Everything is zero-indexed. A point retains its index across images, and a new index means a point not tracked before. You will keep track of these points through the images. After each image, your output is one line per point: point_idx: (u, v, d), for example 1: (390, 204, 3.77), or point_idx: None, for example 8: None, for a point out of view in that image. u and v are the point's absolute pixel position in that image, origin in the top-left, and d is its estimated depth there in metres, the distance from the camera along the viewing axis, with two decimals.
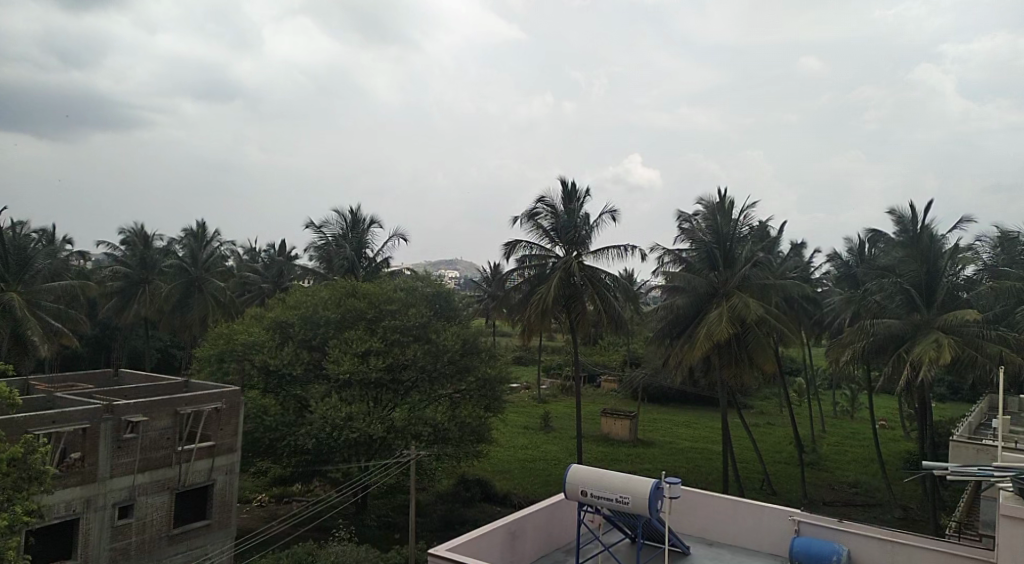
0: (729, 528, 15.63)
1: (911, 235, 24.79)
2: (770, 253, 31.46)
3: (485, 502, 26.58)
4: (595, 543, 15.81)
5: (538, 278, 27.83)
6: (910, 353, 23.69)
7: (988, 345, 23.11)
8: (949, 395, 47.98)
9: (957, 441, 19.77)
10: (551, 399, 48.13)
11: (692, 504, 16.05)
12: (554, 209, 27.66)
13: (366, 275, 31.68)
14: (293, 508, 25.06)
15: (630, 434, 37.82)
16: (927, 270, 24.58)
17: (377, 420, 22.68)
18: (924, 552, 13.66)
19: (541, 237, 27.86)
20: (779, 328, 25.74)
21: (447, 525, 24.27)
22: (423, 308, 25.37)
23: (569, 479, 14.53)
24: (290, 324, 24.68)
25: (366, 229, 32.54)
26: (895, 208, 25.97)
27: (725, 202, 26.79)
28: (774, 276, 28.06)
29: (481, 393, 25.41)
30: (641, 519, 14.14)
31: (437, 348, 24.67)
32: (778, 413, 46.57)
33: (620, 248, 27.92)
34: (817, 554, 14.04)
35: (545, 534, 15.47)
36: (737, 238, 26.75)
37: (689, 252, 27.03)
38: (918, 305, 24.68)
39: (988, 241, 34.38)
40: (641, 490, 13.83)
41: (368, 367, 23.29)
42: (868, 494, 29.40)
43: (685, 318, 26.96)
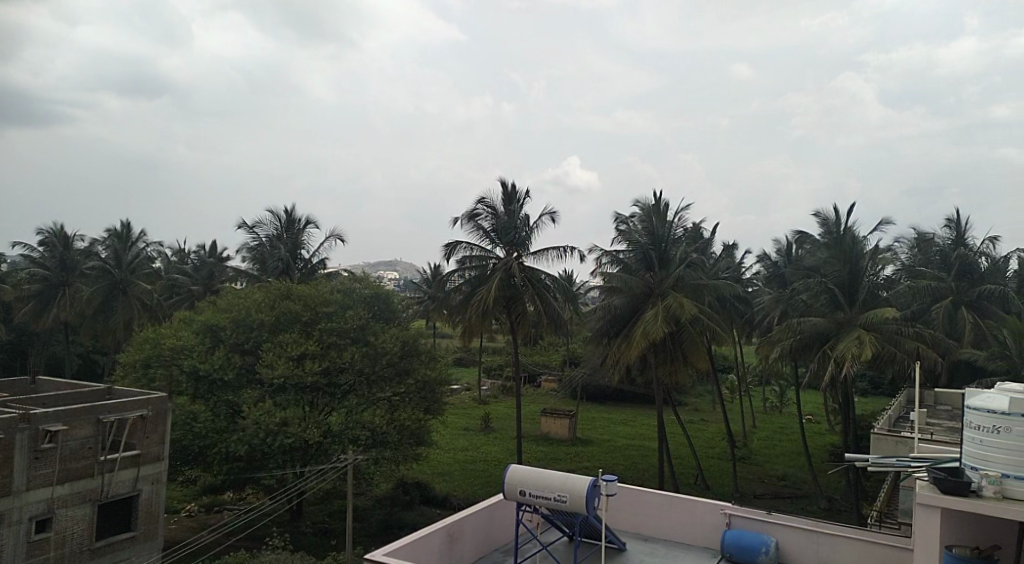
0: (663, 523, 15.93)
1: (835, 236, 25.80)
2: (703, 254, 32.22)
3: (424, 505, 26.46)
4: (533, 542, 15.95)
5: (477, 280, 27.82)
6: (834, 349, 24.54)
7: (905, 341, 24.23)
8: (870, 390, 50.03)
9: (877, 433, 20.69)
10: (492, 400, 48.21)
11: (628, 502, 16.31)
12: (494, 210, 27.68)
13: (301, 277, 31.14)
14: (224, 517, 24.40)
15: (569, 434, 38.17)
16: (849, 270, 25.59)
17: (312, 425, 22.31)
18: (846, 540, 14.20)
19: (481, 239, 27.84)
20: (713, 328, 26.38)
21: (385, 529, 24.07)
22: (360, 311, 25.09)
23: (508, 479, 14.58)
24: (221, 328, 24.04)
25: (301, 229, 31.96)
26: (821, 210, 26.98)
27: (660, 204, 27.31)
28: (707, 276, 28.74)
29: (419, 396, 25.33)
30: (579, 517, 14.28)
31: (375, 351, 24.42)
32: (711, 410, 47.76)
33: (559, 250, 28.18)
34: (747, 546, 14.48)
35: (483, 536, 15.47)
36: (673, 239, 27.31)
37: (626, 254, 27.48)
38: (841, 303, 25.59)
39: (906, 242, 35.98)
40: (579, 489, 13.98)
41: (303, 371, 22.90)
42: (796, 487, 30.38)
43: (622, 318, 27.32)
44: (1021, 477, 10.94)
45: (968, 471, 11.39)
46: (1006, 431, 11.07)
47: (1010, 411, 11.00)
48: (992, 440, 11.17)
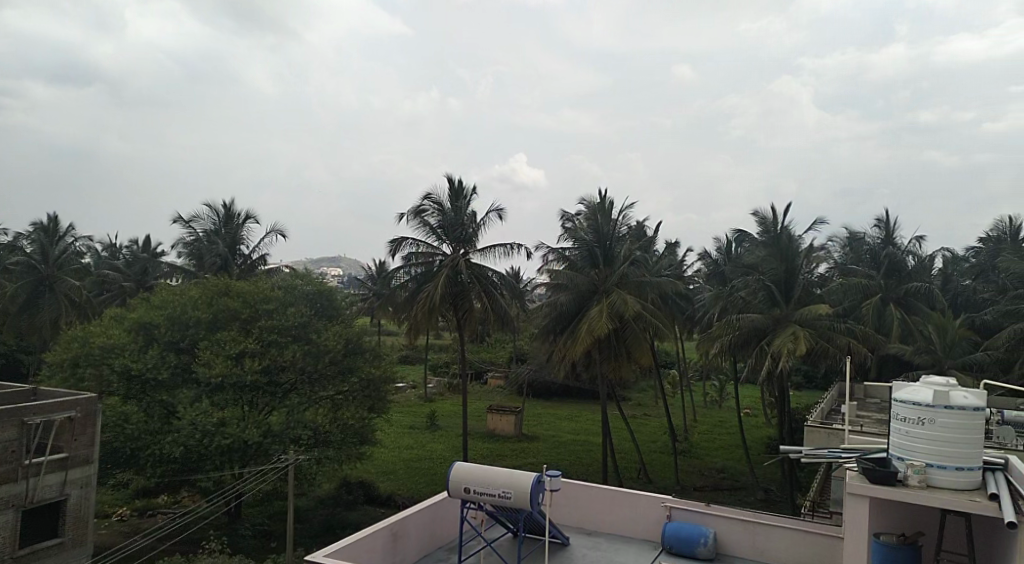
0: (605, 516, 16.12)
1: (772, 235, 26.56)
2: (647, 252, 32.70)
3: (368, 504, 26.20)
4: (477, 539, 15.95)
5: (424, 276, 27.63)
6: (771, 345, 25.18)
7: (837, 337, 25.09)
8: (804, 384, 51.67)
9: (811, 425, 21.33)
10: (438, 398, 47.96)
11: (573, 497, 16.43)
12: (441, 206, 27.53)
13: (239, 273, 30.45)
14: (157, 520, 23.68)
15: (514, 430, 38.25)
16: (785, 268, 26.34)
17: (252, 425, 21.82)
18: (780, 530, 14.59)
19: (427, 235, 27.66)
20: (656, 324, 26.80)
21: (328, 529, 23.77)
22: (303, 308, 24.69)
23: (453, 477, 14.53)
24: (156, 325, 23.33)
25: (240, 224, 31.26)
26: (759, 210, 27.72)
27: (606, 203, 27.59)
28: (651, 273, 29.17)
29: (362, 394, 25.12)
30: (523, 513, 14.34)
31: (317, 349, 24.06)
32: (654, 405, 48.56)
33: (506, 247, 28.22)
34: (686, 538, 14.74)
35: (427, 534, 15.40)
36: (617, 237, 27.62)
37: (572, 251, 27.72)
38: (777, 300, 26.29)
39: (838, 241, 37.25)
40: (523, 485, 14.06)
41: (242, 370, 22.37)
42: (734, 479, 31.10)
43: (568, 316, 27.50)
44: (944, 466, 11.39)
45: (894, 462, 11.82)
46: (929, 423, 11.54)
47: (934, 402, 11.50)
48: (917, 431, 11.63)
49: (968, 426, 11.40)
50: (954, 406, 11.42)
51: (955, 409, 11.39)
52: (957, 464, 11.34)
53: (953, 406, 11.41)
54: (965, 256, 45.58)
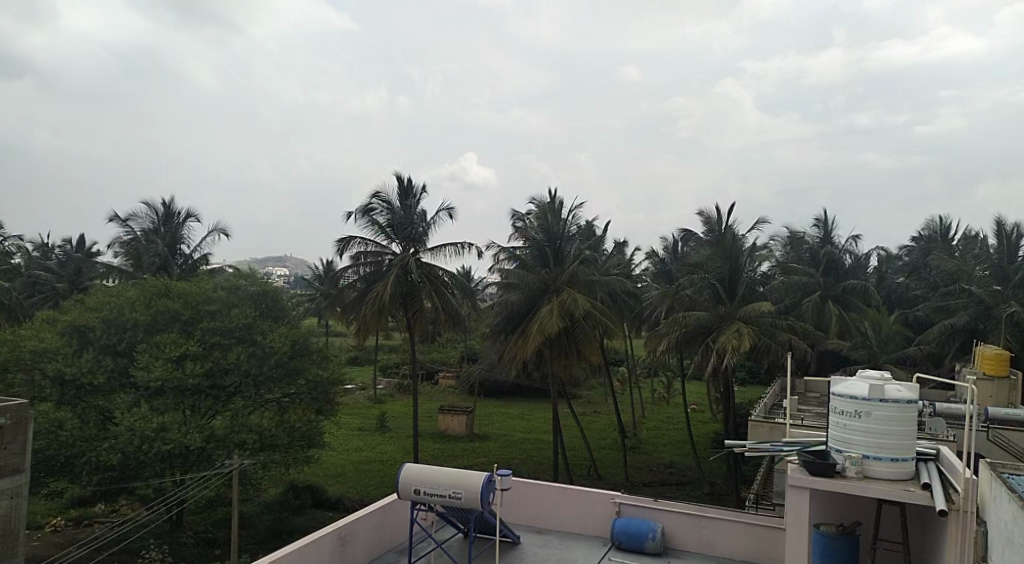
0: (556, 514, 16.21)
1: (717, 235, 27.09)
2: (596, 251, 32.98)
3: (316, 508, 25.81)
4: (428, 541, 15.88)
5: (373, 276, 27.35)
6: (716, 342, 25.61)
7: (779, 333, 25.70)
8: (749, 379, 52.88)
9: (755, 419, 21.82)
10: (387, 399, 47.56)
11: (524, 495, 16.46)
12: (390, 205, 27.28)
13: (180, 273, 29.68)
14: (94, 530, 22.93)
15: (465, 430, 38.18)
16: (730, 266, 26.88)
17: (194, 430, 21.30)
18: (727, 524, 14.86)
19: (376, 234, 27.38)
20: (605, 322, 27.04)
21: (274, 534, 23.34)
22: (247, 309, 24.23)
23: (402, 479, 14.42)
24: (91, 328, 22.58)
25: (180, 223, 30.49)
26: (704, 210, 28.23)
27: (555, 202, 27.74)
28: (600, 272, 29.43)
29: (310, 397, 24.77)
30: (474, 513, 14.31)
31: (262, 351, 23.64)
32: (604, 402, 49.05)
33: (457, 246, 28.14)
34: (635, 533, 14.93)
35: (376, 537, 15.26)
36: (567, 236, 27.81)
37: (522, 250, 27.77)
38: (722, 298, 26.81)
39: (779, 240, 37.68)
40: (474, 485, 14.04)
41: (183, 374, 21.78)
42: (682, 474, 31.60)
43: (519, 315, 27.55)
44: (880, 458, 11.75)
45: (833, 454, 12.12)
46: (865, 416, 11.90)
47: (870, 396, 11.86)
48: (854, 424, 11.98)
49: (901, 418, 11.79)
50: (888, 399, 11.79)
51: (889, 402, 11.76)
52: (892, 456, 11.71)
53: (887, 399, 11.79)
54: (899, 255, 47.20)
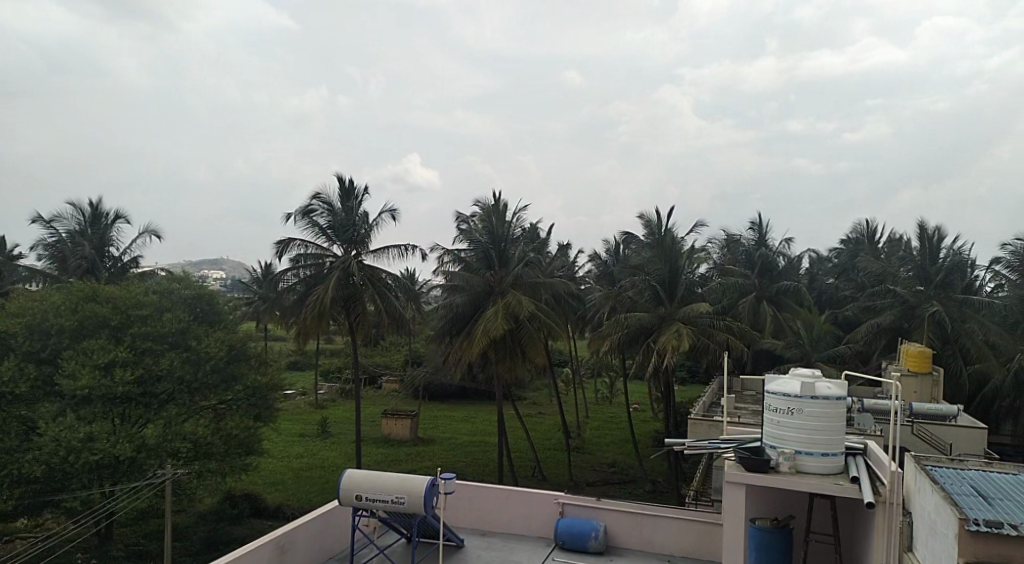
0: (500, 516, 16.20)
1: (658, 237, 27.54)
2: (540, 253, 33.16)
3: (255, 517, 25.23)
4: (370, 547, 15.69)
5: (313, 279, 26.88)
6: (656, 342, 26.01)
7: (717, 333, 26.29)
8: (689, 378, 53.94)
9: (694, 418, 22.21)
10: (329, 404, 46.83)
11: (469, 499, 16.40)
12: (331, 206, 26.87)
13: (109, 277, 28.67)
14: (16, 546, 21.91)
15: (409, 434, 37.87)
16: (670, 268, 27.35)
17: (124, 439, 20.57)
18: (667, 520, 15.08)
19: (316, 236, 26.91)
20: (549, 324, 27.16)
21: (210, 546, 22.73)
22: (180, 314, 23.56)
23: (343, 485, 14.19)
24: (12, 335, 21.58)
25: (108, 225, 29.48)
26: (645, 212, 28.64)
27: (499, 205, 27.74)
28: (544, 274, 29.55)
29: (247, 403, 24.20)
30: (417, 518, 14.17)
31: (197, 356, 23.08)
32: (548, 403, 49.34)
33: (400, 248, 27.90)
34: (578, 532, 15.03)
35: (316, 545, 14.97)
36: (510, 239, 27.85)
37: (467, 253, 27.66)
38: (662, 299, 27.25)
39: (717, 243, 37.89)
40: (417, 490, 13.92)
41: (111, 381, 21.00)
42: (624, 473, 31.98)
43: (463, 317, 27.44)
44: (811, 453, 12.07)
45: (767, 450, 12.41)
46: (798, 412, 12.23)
47: (801, 393, 12.19)
48: (787, 420, 12.29)
49: (831, 414, 12.14)
50: (819, 396, 12.13)
51: (819, 399, 12.11)
52: (823, 450, 12.04)
53: (818, 395, 12.13)
54: (828, 257, 48.79)
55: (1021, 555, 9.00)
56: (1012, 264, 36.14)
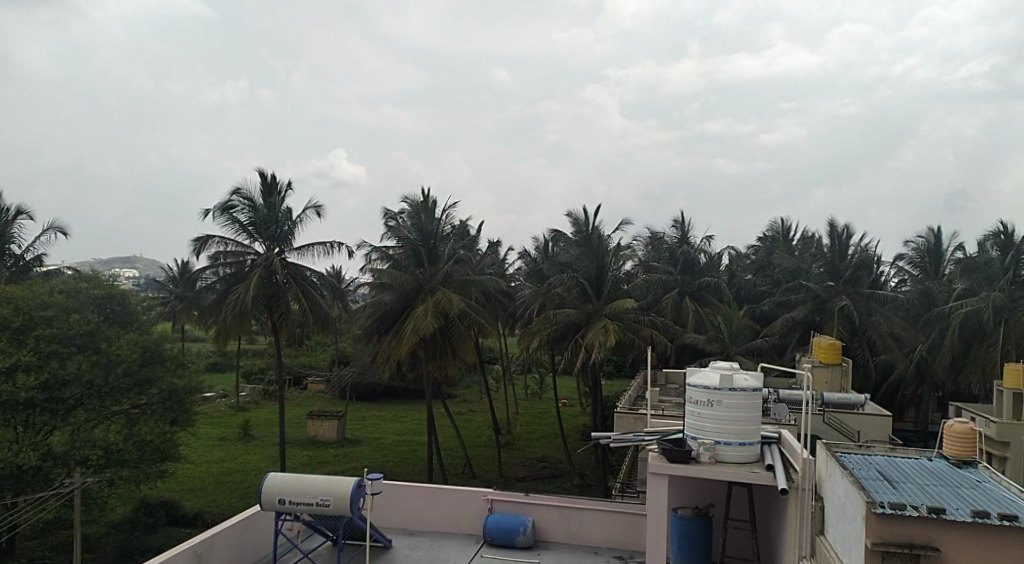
0: (427, 515, 16.07)
1: (585, 235, 27.84)
2: (470, 251, 33.11)
3: (172, 525, 24.29)
4: (294, 552, 15.33)
5: (234, 277, 26.03)
6: (584, 338, 26.31)
7: (642, 328, 26.82)
8: (616, 373, 54.93)
9: (620, 411, 22.54)
10: (252, 406, 45.58)
11: (396, 499, 16.21)
12: (252, 202, 26.06)
13: (10, 277, 27.11)
14: None
15: (336, 434, 37.23)
16: (597, 265, 27.70)
17: (28, 448, 19.49)
18: (594, 513, 15.24)
19: (236, 233, 26.08)
20: (479, 321, 27.14)
21: (123, 556, 21.79)
22: (89, 315, 22.51)
23: (265, 489, 13.82)
24: None
25: (9, 222, 27.87)
26: (573, 210, 28.90)
27: (428, 201, 27.46)
28: (474, 272, 29.46)
29: (163, 408, 23.28)
30: (343, 520, 13.90)
31: (107, 359, 22.18)
32: (478, 401, 49.38)
33: (325, 245, 27.35)
34: (506, 528, 15.06)
35: (237, 551, 14.54)
36: (440, 236, 27.66)
37: (395, 250, 27.28)
38: (590, 296, 27.55)
39: (642, 240, 39.49)
40: (343, 491, 13.66)
41: (14, 387, 19.87)
42: (553, 467, 32.28)
43: (392, 315, 27.08)
44: (730, 443, 12.40)
45: (689, 441, 12.68)
46: (717, 404, 12.54)
47: (720, 385, 12.52)
48: (707, 412, 12.58)
49: (749, 405, 12.51)
50: (737, 388, 12.47)
51: (737, 390, 12.45)
52: (740, 440, 12.38)
53: (736, 388, 12.47)
54: (747, 253, 50.49)
55: (925, 534, 9.38)
56: (914, 261, 38.16)
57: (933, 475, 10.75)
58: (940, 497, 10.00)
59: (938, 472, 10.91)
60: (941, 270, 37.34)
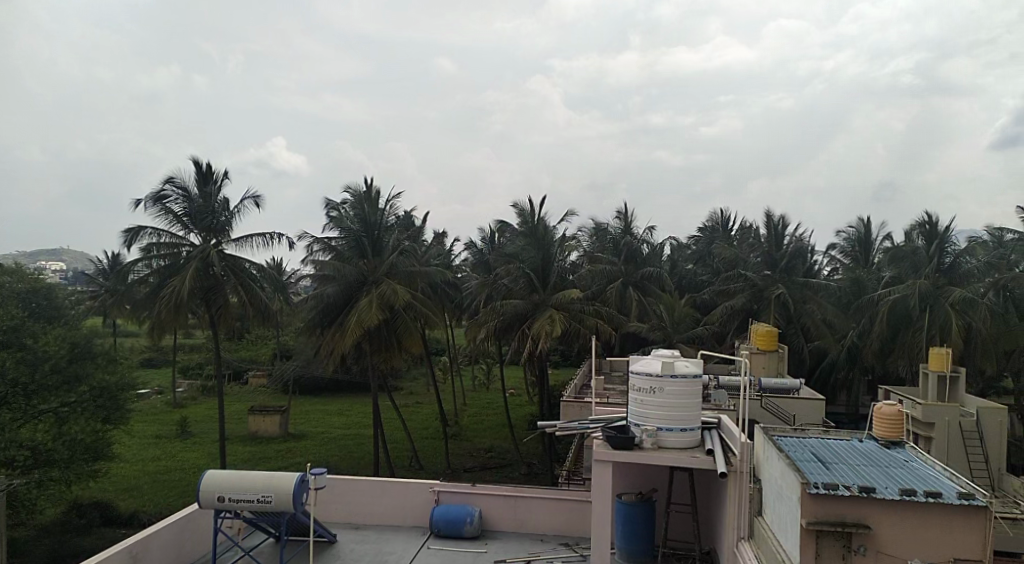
0: (373, 509, 15.90)
1: (530, 226, 27.84)
2: (415, 242, 32.84)
3: (106, 526, 23.51)
4: (234, 550, 15.01)
5: (169, 270, 25.23)
6: (531, 329, 26.36)
7: (587, 318, 27.04)
8: (563, 361, 55.37)
9: (565, 400, 22.67)
10: (190, 403, 44.39)
11: (340, 492, 15.99)
12: (186, 192, 25.23)
13: None
14: None
15: (278, 429, 36.57)
16: (543, 256, 27.74)
17: None
18: (541, 501, 15.30)
19: (171, 224, 25.26)
20: (424, 313, 26.94)
21: (54, 559, 21.00)
22: (14, 310, 21.56)
23: (204, 486, 13.47)
24: None
25: None
26: (519, 201, 28.86)
27: (371, 192, 27.02)
28: (419, 263, 29.18)
29: (94, 405, 22.40)
30: (286, 516, 13.64)
31: (33, 357, 21.30)
32: (425, 392, 49.17)
33: (265, 237, 26.74)
34: (453, 519, 15.01)
35: (174, 551, 14.14)
36: (384, 227, 27.30)
37: (338, 241, 26.66)
38: (536, 286, 27.56)
39: (586, 231, 39.82)
40: (285, 487, 13.38)
41: None
42: (501, 457, 32.35)
43: (335, 308, 26.62)
44: (671, 429, 12.58)
45: (632, 428, 12.81)
46: (659, 391, 12.69)
47: (662, 372, 12.68)
48: (649, 399, 12.72)
49: (689, 392, 12.70)
50: (678, 374, 12.66)
51: (678, 377, 12.64)
52: (681, 426, 12.58)
53: (677, 374, 12.64)
54: (688, 243, 51.39)
55: (857, 513, 9.69)
56: (846, 250, 39.44)
57: (863, 456, 11.12)
58: (870, 476, 10.34)
59: (867, 453, 11.30)
60: (871, 258, 38.70)
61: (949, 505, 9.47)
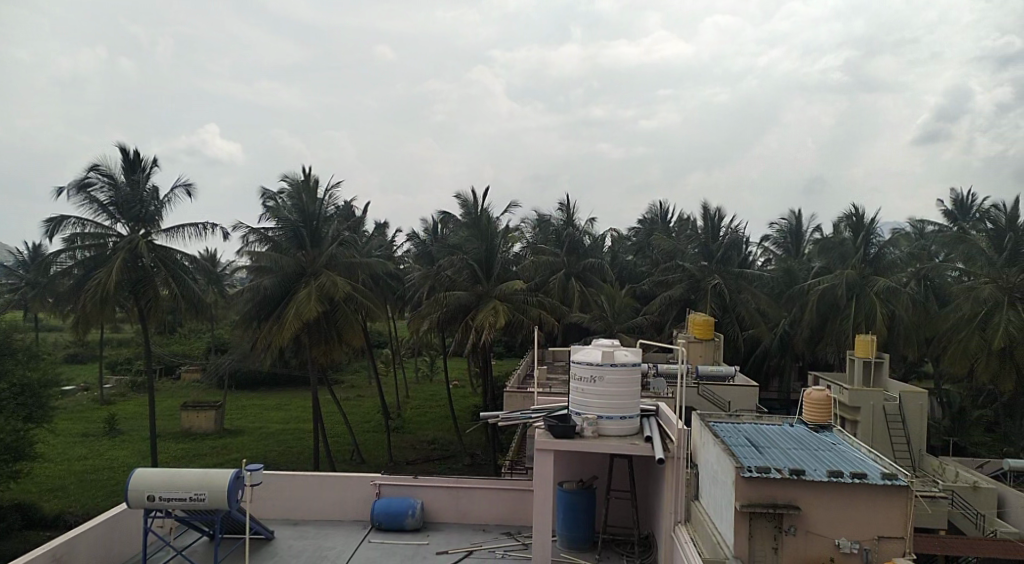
0: (311, 504, 15.63)
1: (473, 217, 27.75)
2: (356, 233, 32.37)
3: (27, 529, 22.52)
4: (165, 550, 14.55)
5: (94, 261, 24.18)
6: (474, 320, 26.31)
7: (530, 309, 27.15)
8: (506, 353, 55.55)
9: (508, 391, 22.69)
10: (118, 400, 42.81)
11: (277, 489, 15.65)
12: (112, 180, 24.25)
13: None
14: None
15: (213, 425, 35.64)
16: (486, 247, 27.67)
17: None
18: (483, 491, 15.29)
19: (95, 213, 24.27)
20: (365, 304, 26.64)
21: None
22: None
23: (133, 484, 13.00)
24: None
25: None
26: (461, 192, 28.75)
27: (310, 181, 26.55)
28: (360, 255, 28.79)
29: (15, 403, 21.41)
30: (220, 514, 13.27)
31: None
32: (367, 385, 48.64)
33: (197, 227, 25.95)
34: (394, 512, 14.89)
35: (101, 553, 13.63)
36: (323, 217, 26.81)
37: (275, 231, 26.04)
38: (479, 278, 27.49)
39: (528, 223, 39.99)
40: (219, 484, 13.00)
41: None
42: (444, 449, 32.23)
43: (273, 300, 25.99)
44: (611, 417, 12.72)
45: (573, 417, 12.88)
46: (599, 379, 12.82)
47: (602, 361, 12.78)
48: (590, 388, 12.83)
49: (629, 380, 12.85)
50: (618, 363, 12.79)
51: (618, 366, 12.76)
52: (620, 414, 12.73)
53: (617, 362, 12.78)
54: (628, 235, 52.11)
55: (788, 494, 9.96)
56: (778, 241, 40.55)
57: (794, 440, 11.44)
58: (801, 459, 10.65)
59: (799, 437, 11.63)
60: (803, 249, 39.89)
61: (874, 485, 9.82)
